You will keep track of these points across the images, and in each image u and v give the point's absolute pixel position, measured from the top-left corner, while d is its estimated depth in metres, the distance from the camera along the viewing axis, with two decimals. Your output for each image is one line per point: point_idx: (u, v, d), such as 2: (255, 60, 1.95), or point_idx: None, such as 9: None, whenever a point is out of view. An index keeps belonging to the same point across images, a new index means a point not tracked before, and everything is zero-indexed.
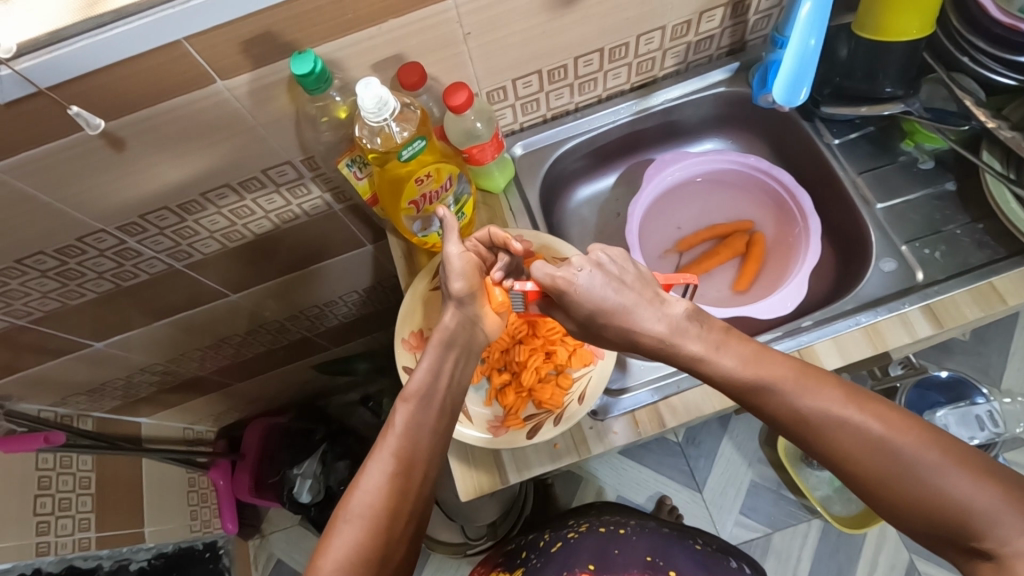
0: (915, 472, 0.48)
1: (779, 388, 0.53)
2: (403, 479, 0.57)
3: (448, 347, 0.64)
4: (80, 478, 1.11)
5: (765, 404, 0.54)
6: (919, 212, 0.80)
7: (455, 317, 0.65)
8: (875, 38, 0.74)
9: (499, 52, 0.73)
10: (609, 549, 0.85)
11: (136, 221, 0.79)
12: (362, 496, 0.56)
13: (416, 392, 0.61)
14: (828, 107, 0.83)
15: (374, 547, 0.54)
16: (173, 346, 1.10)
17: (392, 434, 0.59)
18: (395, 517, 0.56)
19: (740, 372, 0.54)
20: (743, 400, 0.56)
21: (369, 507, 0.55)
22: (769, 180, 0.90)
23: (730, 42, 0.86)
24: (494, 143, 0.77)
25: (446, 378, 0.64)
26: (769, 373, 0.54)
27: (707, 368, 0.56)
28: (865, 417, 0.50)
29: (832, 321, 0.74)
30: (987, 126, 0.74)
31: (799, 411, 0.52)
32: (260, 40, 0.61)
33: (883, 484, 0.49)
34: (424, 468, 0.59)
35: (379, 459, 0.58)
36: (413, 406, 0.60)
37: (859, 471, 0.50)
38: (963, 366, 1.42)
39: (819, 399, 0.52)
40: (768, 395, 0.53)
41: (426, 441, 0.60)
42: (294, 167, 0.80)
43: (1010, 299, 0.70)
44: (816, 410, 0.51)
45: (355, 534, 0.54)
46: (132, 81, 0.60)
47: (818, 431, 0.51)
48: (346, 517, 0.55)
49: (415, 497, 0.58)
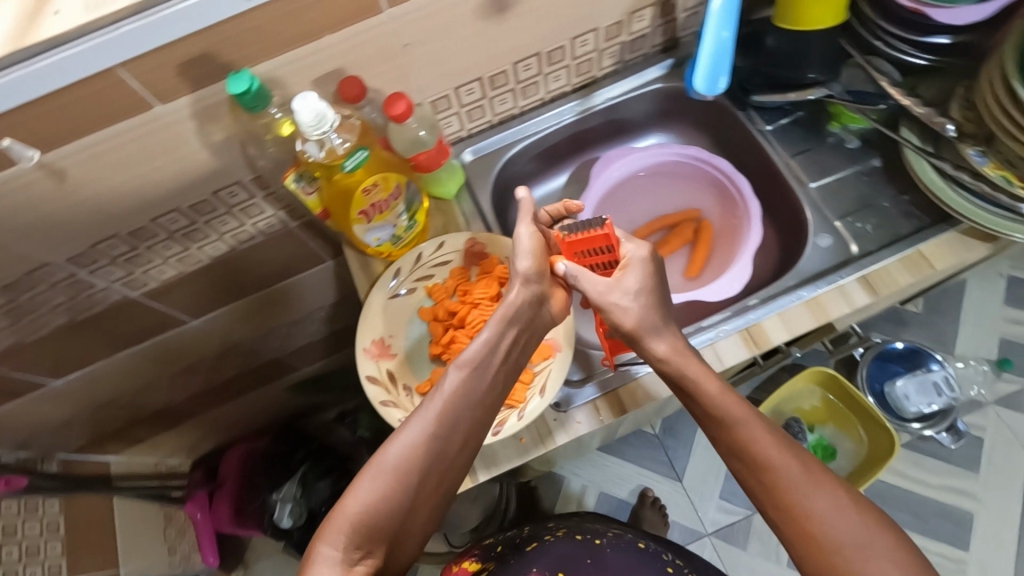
0: (853, 552, 0.55)
1: (754, 442, 0.60)
2: (441, 441, 0.58)
3: (509, 324, 0.63)
4: (47, 522, 1.07)
5: (734, 445, 0.60)
6: (850, 188, 0.84)
7: (522, 293, 0.64)
8: (794, 27, 0.79)
9: (439, 62, 0.76)
10: (580, 559, 0.87)
11: (86, 251, 0.78)
12: (398, 452, 0.57)
13: (470, 360, 0.61)
14: (758, 95, 0.87)
15: (397, 499, 0.56)
16: (136, 379, 1.09)
17: (439, 399, 0.59)
18: (422, 479, 0.58)
19: (723, 400, 0.61)
20: (718, 436, 0.62)
21: (402, 461, 0.57)
22: (710, 169, 0.93)
23: (663, 40, 0.90)
24: (439, 149, 0.79)
25: (503, 353, 0.62)
26: (750, 423, 0.60)
27: (703, 391, 0.62)
28: (822, 493, 0.57)
29: (777, 297, 0.78)
30: (904, 102, 0.79)
31: (766, 465, 0.59)
32: (196, 62, 0.62)
33: (823, 555, 0.56)
34: (462, 435, 0.60)
35: (421, 421, 0.58)
36: (467, 373, 0.60)
37: (805, 534, 0.57)
38: (919, 337, 1.48)
39: (786, 463, 0.58)
40: (742, 440, 0.60)
41: (468, 414, 0.60)
42: (244, 187, 0.81)
43: (938, 263, 0.75)
44: (783, 471, 0.58)
45: (384, 489, 0.56)
46: (66, 111, 0.60)
47: (784, 491, 0.58)
48: (379, 467, 0.57)
49: (448, 460, 0.59)
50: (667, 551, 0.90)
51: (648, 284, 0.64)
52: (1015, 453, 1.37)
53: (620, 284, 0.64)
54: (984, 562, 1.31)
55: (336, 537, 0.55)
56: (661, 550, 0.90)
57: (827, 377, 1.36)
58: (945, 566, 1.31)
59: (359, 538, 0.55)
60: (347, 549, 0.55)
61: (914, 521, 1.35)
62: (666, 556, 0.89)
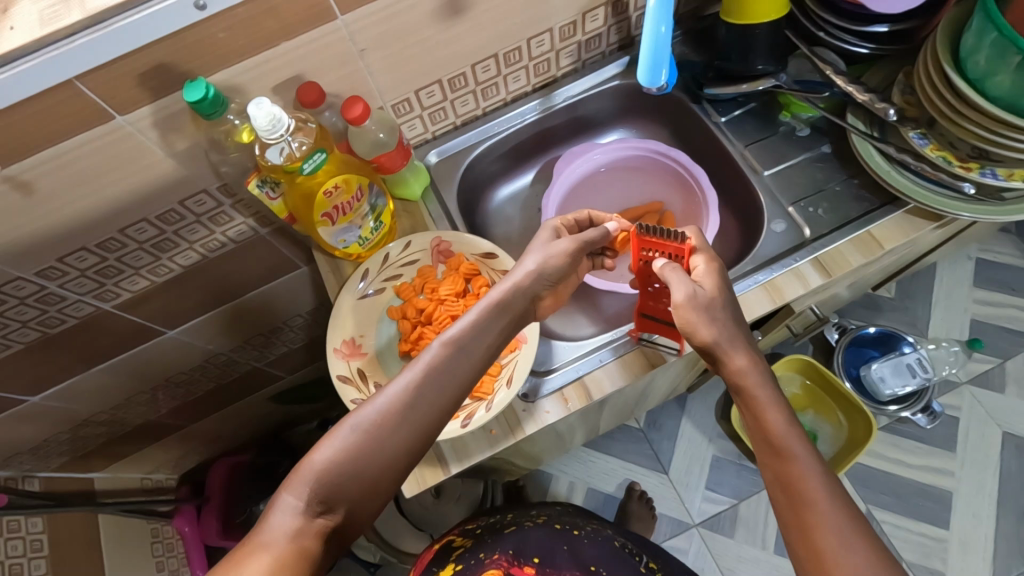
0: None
1: (804, 470, 0.56)
2: (416, 409, 0.57)
3: (498, 314, 0.65)
4: (30, 541, 1.07)
5: (779, 466, 0.58)
6: (802, 175, 0.87)
7: (513, 281, 0.67)
8: (740, 21, 0.82)
9: (396, 65, 0.78)
10: (558, 546, 0.88)
11: (55, 264, 0.79)
12: (373, 411, 0.56)
13: (454, 339, 0.61)
14: (711, 89, 0.90)
15: (366, 460, 0.54)
16: (114, 393, 1.09)
17: (420, 366, 0.59)
18: (396, 443, 0.55)
19: (779, 427, 0.59)
20: (766, 456, 0.59)
21: (375, 421, 0.55)
22: (669, 161, 0.96)
23: (618, 38, 0.93)
24: (400, 150, 0.82)
25: (487, 342, 0.63)
26: (802, 453, 0.57)
27: (762, 414, 0.61)
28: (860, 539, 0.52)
29: (735, 282, 0.80)
30: (848, 90, 0.81)
31: (806, 502, 0.55)
32: (153, 73, 0.63)
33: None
34: (439, 409, 0.58)
35: (399, 384, 0.58)
36: (448, 350, 0.60)
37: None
38: (892, 322, 1.52)
39: (829, 505, 0.54)
40: (791, 466, 0.57)
41: (445, 388, 0.59)
42: (211, 196, 0.82)
43: (887, 244, 0.78)
44: (820, 510, 0.54)
45: (356, 446, 0.54)
46: (26, 125, 0.61)
47: (814, 529, 0.53)
48: (353, 425, 0.55)
49: (423, 433, 0.57)
50: (643, 554, 0.93)
51: (722, 293, 0.66)
52: (989, 431, 1.40)
53: (699, 292, 0.65)
54: (966, 541, 1.33)
55: (299, 487, 0.52)
56: (636, 551, 0.93)
57: (805, 363, 1.39)
58: (927, 545, 1.34)
59: (323, 492, 0.52)
60: (311, 501, 0.52)
61: (894, 503, 1.37)
62: (639, 556, 0.92)
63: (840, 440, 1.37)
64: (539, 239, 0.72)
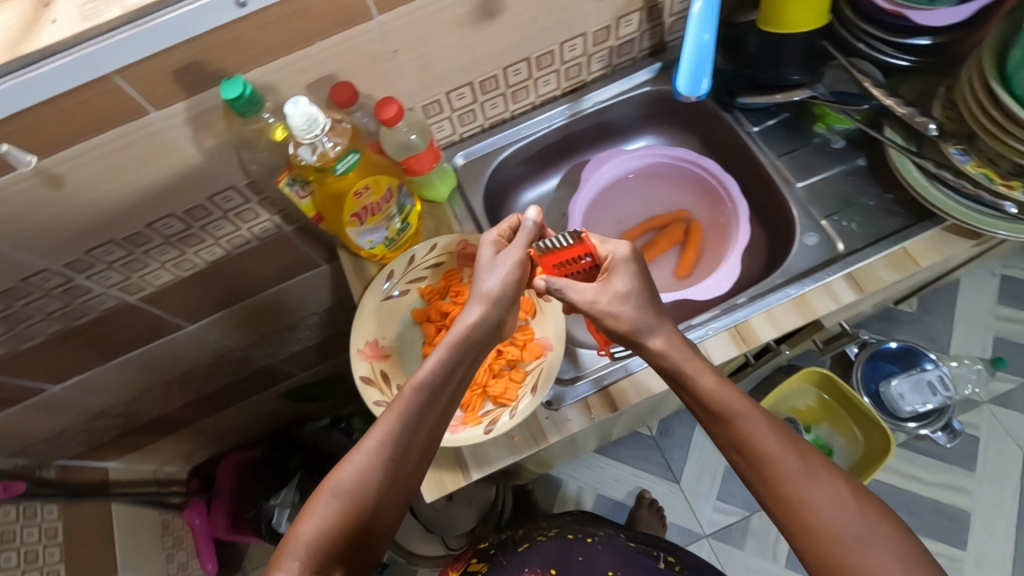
0: (853, 542, 0.53)
1: (752, 427, 0.58)
2: (395, 464, 0.59)
3: (468, 347, 0.64)
4: (45, 529, 1.07)
5: (727, 431, 0.59)
6: (835, 188, 0.85)
7: (479, 313, 0.65)
8: (777, 30, 0.80)
9: (426, 66, 0.77)
10: (573, 556, 0.88)
11: (83, 257, 0.79)
12: (353, 475, 0.58)
13: (425, 382, 0.61)
14: (744, 97, 0.89)
15: (353, 523, 0.57)
16: (132, 386, 1.10)
17: (391, 419, 0.60)
18: (379, 500, 0.59)
19: (721, 393, 0.59)
20: (712, 423, 0.60)
21: (356, 484, 0.58)
22: (699, 170, 0.94)
23: (650, 43, 0.92)
24: (430, 152, 0.80)
25: (459, 377, 0.63)
26: (740, 410, 0.59)
27: (697, 385, 0.60)
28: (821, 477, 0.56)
29: (765, 295, 0.78)
30: (887, 103, 0.79)
31: (763, 458, 0.57)
32: (188, 69, 0.63)
33: (817, 547, 0.54)
34: (417, 455, 0.61)
35: (374, 441, 0.59)
36: (423, 395, 0.61)
37: (805, 527, 0.55)
38: (912, 336, 1.50)
39: (783, 457, 0.56)
40: (742, 426, 0.58)
41: (421, 434, 0.61)
42: (239, 192, 0.82)
43: (922, 260, 0.77)
44: (779, 463, 0.56)
45: (339, 508, 0.57)
46: (62, 118, 0.61)
47: (782, 482, 0.56)
48: (334, 491, 0.58)
49: (402, 483, 0.60)
50: (659, 548, 0.91)
51: (638, 284, 0.63)
52: (1009, 450, 1.38)
53: (609, 287, 0.62)
54: (982, 561, 1.31)
55: (292, 560, 0.55)
56: (651, 547, 0.91)
57: (821, 376, 1.36)
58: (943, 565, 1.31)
59: (316, 561, 0.55)
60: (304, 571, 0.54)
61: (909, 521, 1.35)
62: (656, 552, 0.90)
63: (855, 455, 1.35)
64: (484, 258, 0.68)
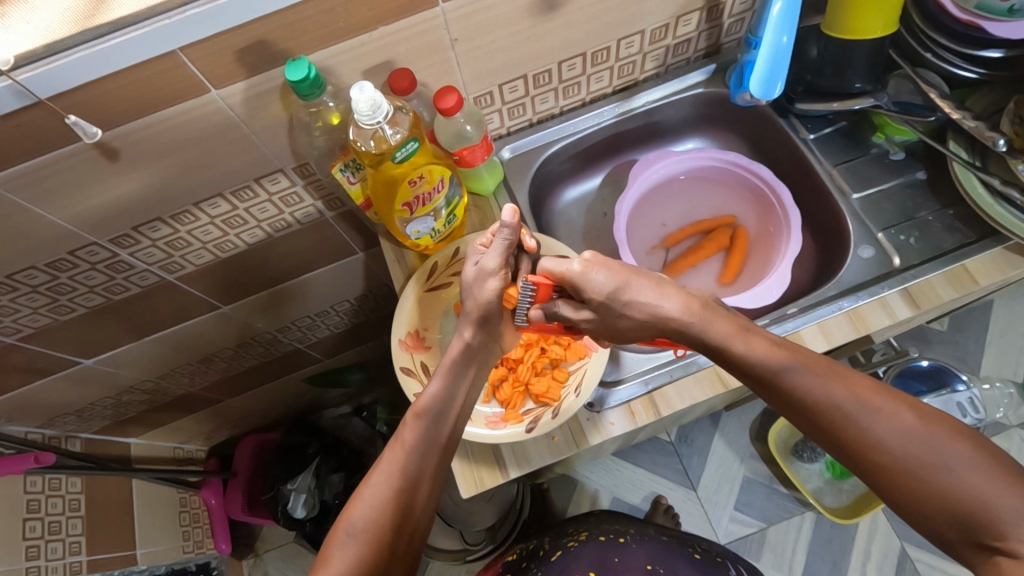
0: (934, 471, 0.51)
1: (797, 378, 0.57)
2: (408, 494, 0.62)
3: (465, 365, 0.69)
4: (69, 500, 1.08)
5: (778, 390, 0.59)
6: (892, 201, 0.83)
7: (472, 331, 0.68)
8: (844, 37, 0.78)
9: (484, 58, 0.76)
10: (610, 556, 0.86)
11: (129, 232, 0.79)
12: (366, 513, 0.60)
13: (425, 408, 0.65)
14: (802, 103, 0.86)
15: (374, 561, 0.58)
16: (161, 363, 1.10)
17: (398, 451, 0.63)
18: (395, 534, 0.60)
19: (753, 354, 0.59)
20: (760, 386, 0.60)
21: (370, 522, 0.59)
22: (750, 175, 0.92)
23: (706, 45, 0.90)
24: (483, 144, 0.79)
25: (459, 399, 0.68)
26: (781, 361, 0.58)
27: (730, 352, 0.60)
28: (883, 409, 0.54)
29: (816, 307, 0.77)
30: (952, 116, 0.77)
31: (817, 408, 0.57)
32: (252, 49, 0.62)
33: (901, 484, 0.53)
34: (427, 484, 0.63)
35: (385, 474, 0.62)
36: (424, 421, 0.65)
37: (878, 466, 0.54)
38: (942, 356, 1.46)
39: (835, 399, 0.56)
40: (789, 377, 0.58)
41: (430, 460, 0.64)
42: (286, 175, 0.81)
43: (982, 279, 0.74)
44: (832, 408, 0.56)
45: (356, 548, 0.58)
46: (126, 91, 0.61)
47: (841, 426, 0.55)
48: (350, 531, 0.59)
49: (416, 513, 0.62)
50: (690, 541, 0.93)
51: (618, 280, 0.63)
52: None
53: (592, 295, 0.63)
54: None
55: None
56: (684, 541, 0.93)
57: None
58: None
59: None
60: None
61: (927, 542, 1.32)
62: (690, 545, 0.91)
63: None
64: (466, 278, 0.69)
